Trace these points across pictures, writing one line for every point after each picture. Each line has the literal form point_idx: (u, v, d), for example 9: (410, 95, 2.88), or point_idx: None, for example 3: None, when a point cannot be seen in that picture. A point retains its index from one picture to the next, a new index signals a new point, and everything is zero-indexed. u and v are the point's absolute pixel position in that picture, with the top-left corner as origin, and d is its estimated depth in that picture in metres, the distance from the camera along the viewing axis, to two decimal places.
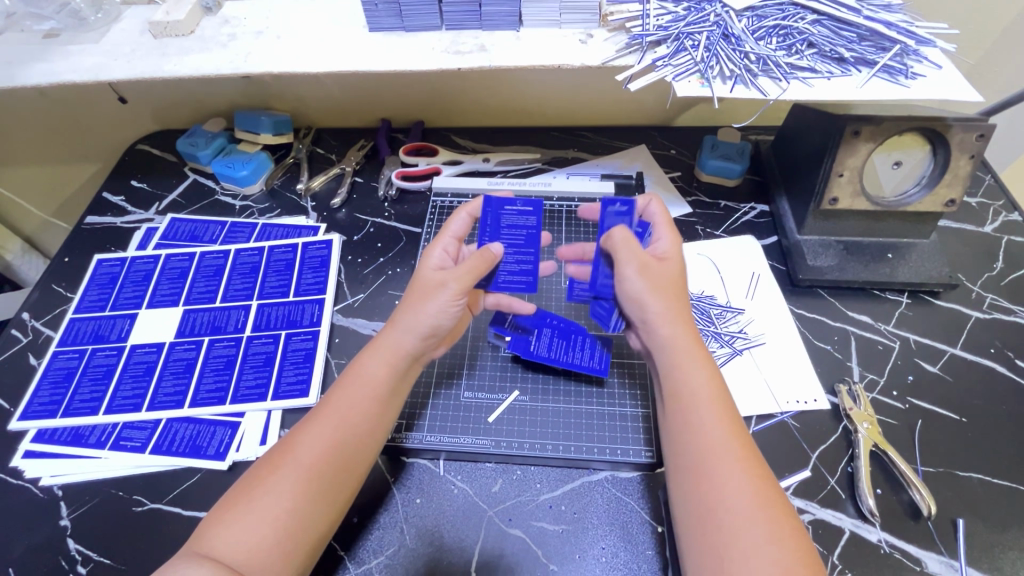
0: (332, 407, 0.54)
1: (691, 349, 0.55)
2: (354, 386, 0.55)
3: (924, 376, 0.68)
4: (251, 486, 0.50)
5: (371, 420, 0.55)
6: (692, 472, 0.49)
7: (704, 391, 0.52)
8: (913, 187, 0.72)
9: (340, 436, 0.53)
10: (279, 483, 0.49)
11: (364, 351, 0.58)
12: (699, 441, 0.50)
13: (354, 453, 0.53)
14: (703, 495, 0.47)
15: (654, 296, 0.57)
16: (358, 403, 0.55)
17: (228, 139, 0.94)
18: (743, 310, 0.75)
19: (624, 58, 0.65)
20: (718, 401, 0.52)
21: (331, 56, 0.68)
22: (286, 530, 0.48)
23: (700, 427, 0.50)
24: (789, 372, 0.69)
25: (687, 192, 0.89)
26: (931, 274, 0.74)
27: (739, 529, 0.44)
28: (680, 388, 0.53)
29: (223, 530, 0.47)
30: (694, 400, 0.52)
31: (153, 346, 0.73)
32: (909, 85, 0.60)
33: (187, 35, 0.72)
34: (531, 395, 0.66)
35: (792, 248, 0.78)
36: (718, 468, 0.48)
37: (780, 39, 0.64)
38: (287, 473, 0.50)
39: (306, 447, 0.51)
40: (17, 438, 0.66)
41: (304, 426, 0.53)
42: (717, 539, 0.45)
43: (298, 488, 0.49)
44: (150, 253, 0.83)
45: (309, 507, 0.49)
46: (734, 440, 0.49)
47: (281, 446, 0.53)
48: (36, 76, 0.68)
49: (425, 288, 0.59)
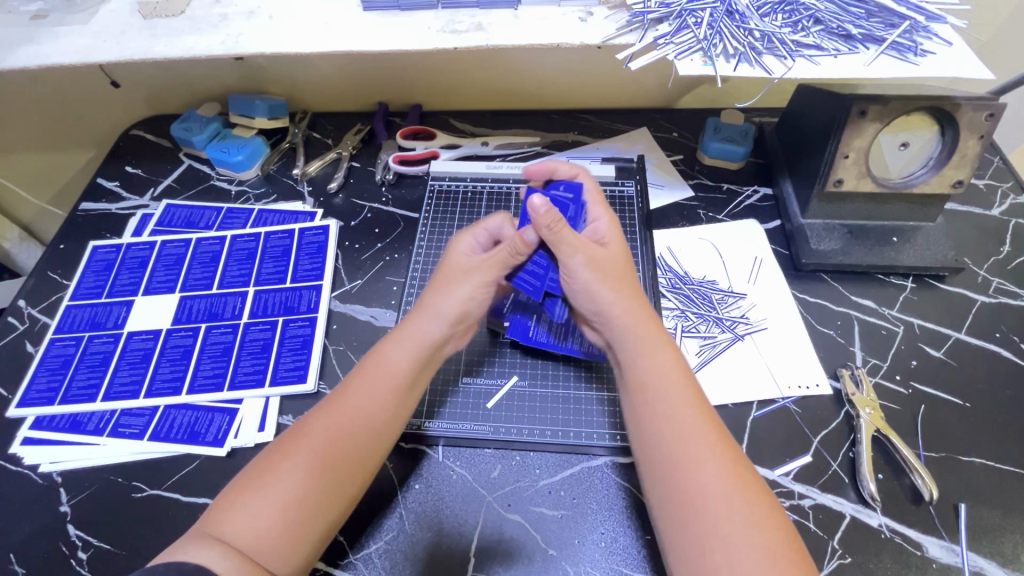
0: (350, 394, 0.54)
1: (651, 335, 0.55)
2: (374, 373, 0.55)
3: (928, 360, 0.67)
4: (261, 472, 0.49)
5: (387, 409, 0.54)
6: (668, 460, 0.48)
7: (670, 375, 0.52)
8: (920, 168, 0.71)
9: (351, 426, 0.52)
10: (293, 470, 0.49)
11: (388, 337, 0.58)
12: (675, 428, 0.49)
13: (370, 442, 0.53)
14: (676, 482, 0.46)
15: (602, 284, 0.56)
16: (377, 392, 0.54)
17: (223, 123, 0.92)
18: (745, 295, 0.74)
19: (625, 36, 0.63)
20: (683, 386, 0.51)
21: (325, 36, 0.66)
22: (296, 519, 0.47)
23: (670, 412, 0.50)
24: (791, 358, 0.68)
25: (689, 175, 0.87)
26: (937, 257, 0.73)
27: (718, 513, 0.44)
28: (647, 376, 0.52)
29: (234, 514, 0.47)
30: (662, 387, 0.51)
31: (150, 333, 0.72)
32: (918, 62, 0.58)
33: (177, 16, 0.70)
34: (531, 380, 0.66)
35: (796, 232, 0.77)
36: (689, 453, 0.47)
37: (786, 15, 0.62)
38: (299, 459, 0.49)
39: (320, 435, 0.51)
40: (15, 425, 0.66)
41: (320, 414, 0.53)
42: (698, 527, 0.44)
43: (312, 476, 0.49)
44: (146, 240, 0.82)
45: (322, 495, 0.49)
46: (705, 424, 0.49)
47: (294, 430, 0.52)
48: (23, 58, 0.67)
49: (459, 274, 0.60)
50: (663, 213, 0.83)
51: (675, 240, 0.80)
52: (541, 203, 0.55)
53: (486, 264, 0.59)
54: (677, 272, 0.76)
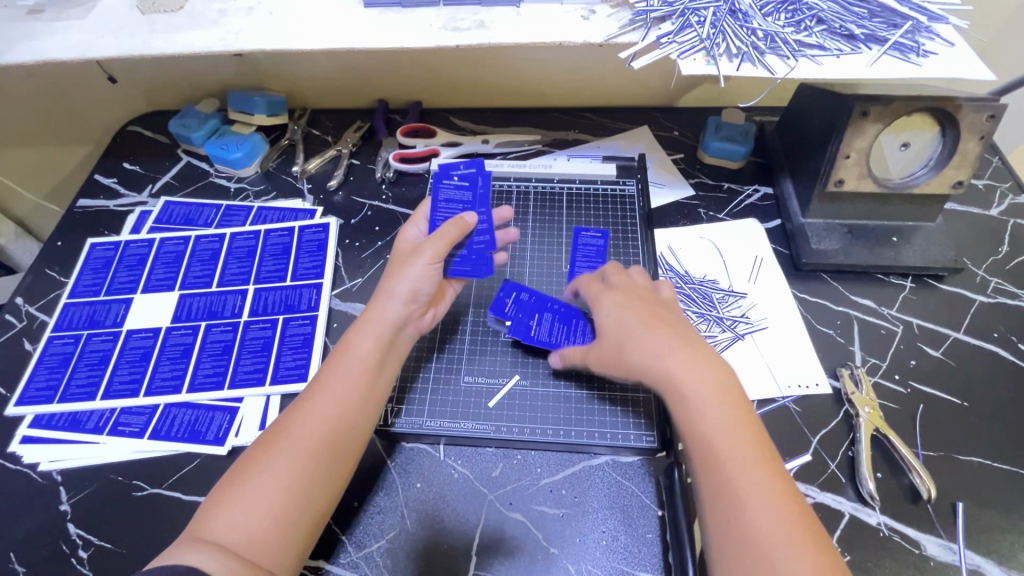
0: (324, 388, 0.54)
1: (705, 369, 0.52)
2: (338, 360, 0.56)
3: (926, 359, 0.68)
4: (249, 468, 0.50)
5: (359, 395, 0.54)
6: (725, 507, 0.47)
7: (719, 417, 0.50)
8: (921, 168, 0.71)
9: (324, 412, 0.52)
10: (277, 464, 0.49)
11: (353, 327, 0.58)
12: (728, 475, 0.48)
13: (346, 426, 0.53)
14: (740, 535, 0.45)
15: (643, 333, 0.55)
16: (347, 383, 0.54)
17: (222, 119, 0.92)
18: (745, 294, 0.74)
19: (628, 34, 0.63)
20: (738, 428, 0.50)
21: (326, 33, 0.66)
22: (282, 513, 0.48)
23: (728, 458, 0.48)
24: (792, 357, 0.68)
25: (690, 174, 0.87)
26: (936, 257, 0.73)
27: (783, 561, 0.43)
28: (698, 419, 0.50)
29: (224, 512, 0.47)
30: (714, 430, 0.50)
31: (150, 331, 0.72)
32: (921, 63, 0.58)
33: (176, 11, 0.70)
34: (532, 379, 0.65)
35: (796, 231, 0.77)
36: (751, 500, 0.46)
37: (789, 15, 0.62)
38: (282, 456, 0.50)
39: (299, 424, 0.51)
40: (14, 424, 0.65)
41: (297, 407, 0.53)
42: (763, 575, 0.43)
43: (296, 467, 0.49)
44: (145, 237, 0.81)
45: (307, 487, 0.49)
46: (760, 464, 0.48)
47: (275, 428, 0.53)
48: (20, 53, 0.66)
49: (409, 254, 0.60)
50: (663, 212, 0.83)
51: (676, 239, 0.80)
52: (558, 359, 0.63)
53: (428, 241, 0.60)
54: (678, 271, 0.76)
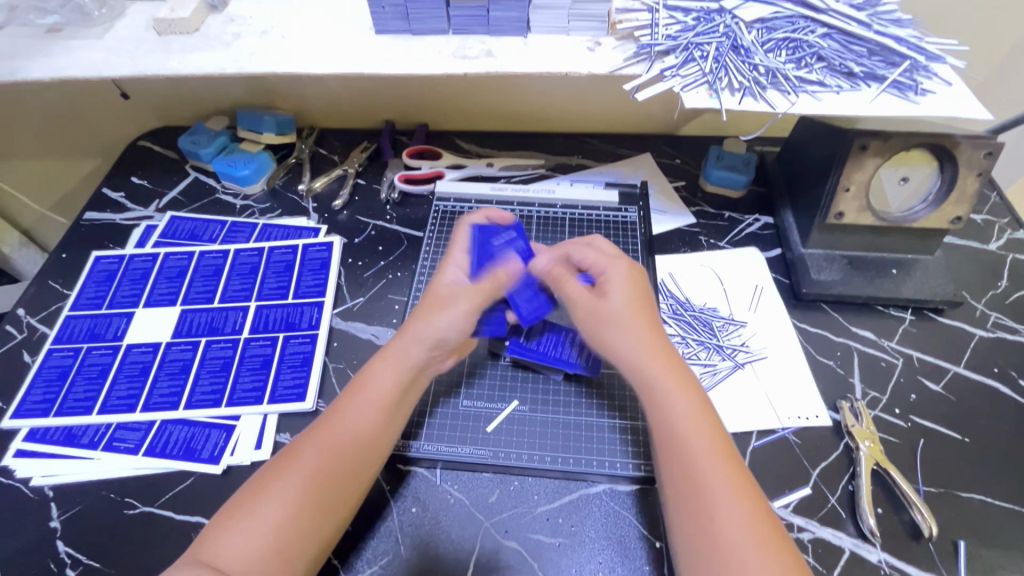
0: (344, 414, 0.54)
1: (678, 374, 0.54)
2: (358, 393, 0.56)
3: (927, 394, 0.68)
4: (255, 493, 0.49)
5: (373, 424, 0.54)
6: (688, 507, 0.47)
7: (691, 418, 0.51)
8: (919, 204, 0.72)
9: (342, 446, 0.52)
10: (285, 488, 0.49)
11: (372, 362, 0.58)
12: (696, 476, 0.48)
13: (360, 459, 0.53)
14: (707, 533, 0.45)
15: (626, 319, 0.57)
16: (367, 411, 0.54)
17: (230, 137, 0.93)
18: (746, 323, 0.74)
19: (633, 66, 0.65)
20: (710, 433, 0.50)
21: (336, 58, 0.67)
22: (287, 537, 0.47)
23: (697, 455, 0.49)
24: (792, 388, 0.68)
25: (692, 202, 0.88)
26: (935, 291, 0.74)
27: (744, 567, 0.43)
28: (670, 419, 0.51)
29: (227, 538, 0.46)
30: (687, 429, 0.50)
31: (150, 346, 0.72)
32: (919, 102, 0.60)
33: (192, 33, 0.71)
34: (533, 405, 0.64)
35: (796, 261, 0.77)
36: (713, 481, 0.47)
37: (790, 52, 0.63)
38: (290, 481, 0.49)
39: (313, 450, 0.51)
40: (8, 437, 0.65)
41: (310, 437, 0.53)
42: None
43: (304, 492, 0.49)
44: (149, 251, 0.82)
45: (313, 515, 0.49)
46: (730, 463, 0.49)
47: (286, 452, 0.52)
48: (39, 71, 0.68)
49: (440, 302, 0.60)
50: (665, 238, 0.83)
51: (677, 266, 0.80)
52: (542, 265, 0.64)
53: (465, 293, 0.60)
54: (678, 298, 0.76)
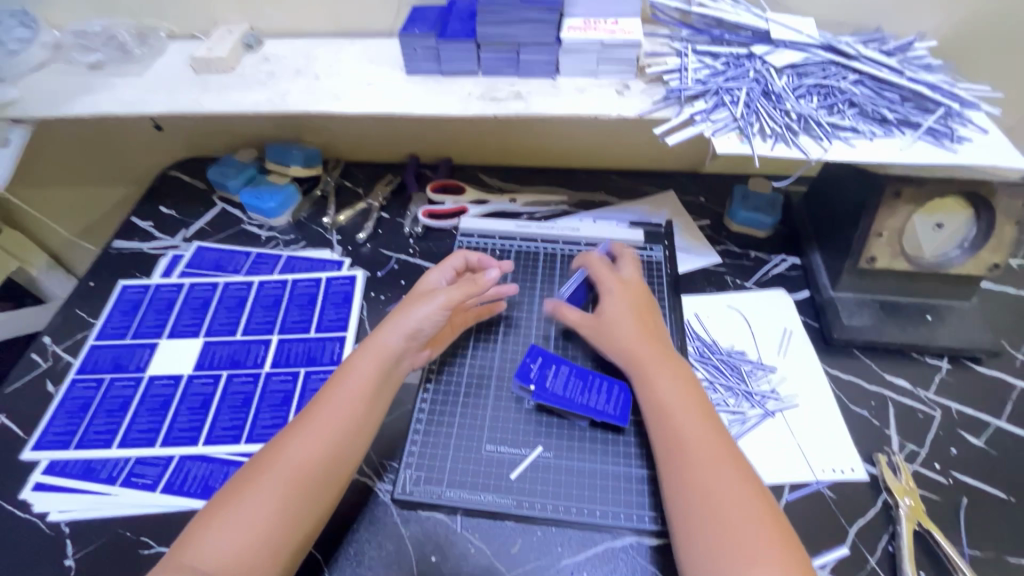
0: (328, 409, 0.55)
1: (693, 411, 0.56)
2: (338, 381, 0.58)
3: (968, 448, 0.65)
4: (234, 493, 0.51)
5: (355, 414, 0.56)
6: (679, 471, 0.52)
7: (677, 398, 0.57)
8: (954, 249, 0.70)
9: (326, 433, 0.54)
10: (260, 496, 0.50)
11: (353, 353, 0.60)
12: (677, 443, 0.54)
13: (337, 454, 0.53)
14: (696, 490, 0.50)
15: (623, 317, 0.65)
16: (348, 399, 0.56)
17: (258, 169, 0.95)
18: (775, 368, 0.72)
19: (662, 111, 0.65)
20: (693, 406, 0.56)
21: (368, 97, 0.69)
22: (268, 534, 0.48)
23: (677, 422, 0.55)
24: (825, 439, 0.66)
25: (716, 241, 0.87)
26: (972, 339, 0.71)
27: (732, 511, 0.48)
28: (658, 399, 0.58)
29: (213, 535, 0.48)
30: (671, 404, 0.57)
31: (172, 379, 0.72)
32: (957, 149, 0.60)
33: (227, 72, 0.73)
34: (557, 451, 0.62)
35: (826, 305, 0.76)
36: (696, 448, 0.53)
37: (822, 98, 0.63)
38: (271, 480, 0.51)
39: (298, 447, 0.53)
40: (27, 470, 0.64)
41: (290, 431, 0.54)
42: (716, 523, 0.48)
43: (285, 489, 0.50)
44: (175, 281, 0.83)
45: (297, 509, 0.50)
46: (709, 431, 0.54)
47: (268, 450, 0.54)
48: (80, 107, 0.70)
49: (421, 296, 0.64)
50: (690, 278, 0.82)
51: (702, 307, 0.79)
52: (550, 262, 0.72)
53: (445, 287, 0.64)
54: (704, 340, 0.75)
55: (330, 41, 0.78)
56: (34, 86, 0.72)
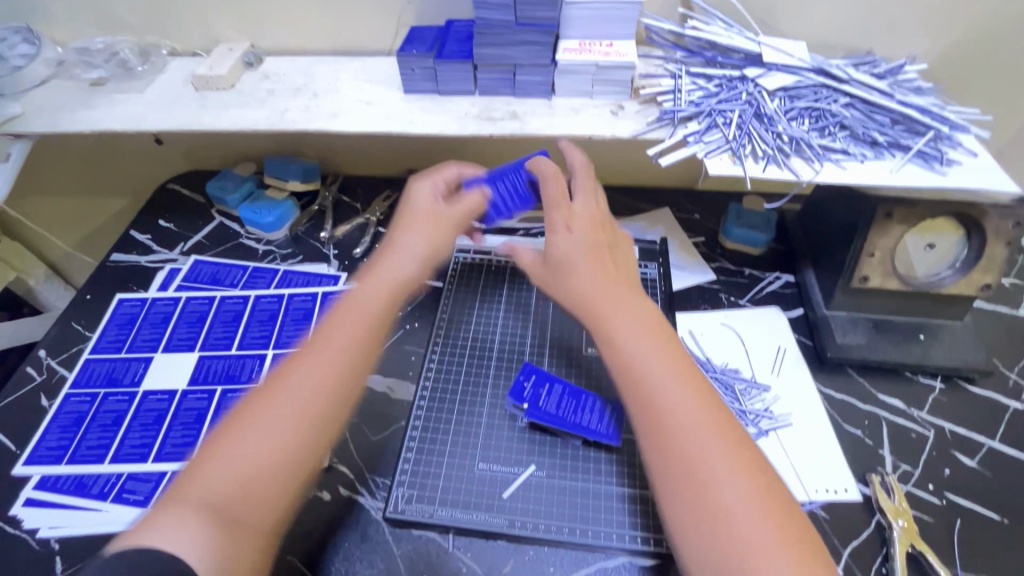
0: (322, 345, 0.53)
1: (665, 358, 0.50)
2: (357, 318, 0.56)
3: (961, 469, 0.65)
4: (225, 436, 0.48)
5: (354, 360, 0.53)
6: (652, 425, 0.47)
7: (645, 345, 0.51)
8: (946, 269, 0.70)
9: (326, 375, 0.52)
10: (249, 441, 0.47)
11: (351, 291, 0.59)
12: (650, 399, 0.48)
13: (334, 397, 0.51)
14: (676, 449, 0.46)
15: (582, 252, 0.57)
16: (346, 340, 0.54)
17: (257, 183, 0.95)
18: (768, 387, 0.72)
19: (656, 131, 0.66)
20: (660, 351, 0.51)
21: (367, 116, 0.69)
22: (260, 478, 0.46)
23: (647, 372, 0.49)
24: (819, 459, 0.66)
25: (711, 258, 0.88)
26: (965, 359, 0.72)
27: (720, 472, 0.44)
28: (624, 350, 0.51)
29: (195, 486, 0.45)
30: (635, 354, 0.51)
31: (165, 394, 0.72)
32: (946, 173, 0.61)
33: (227, 89, 0.74)
34: (550, 470, 0.62)
35: (819, 323, 0.76)
36: (670, 400, 0.48)
37: (813, 120, 0.64)
38: (264, 424, 0.48)
39: (293, 391, 0.50)
40: (19, 485, 0.64)
41: (289, 370, 0.52)
42: (698, 484, 0.44)
43: (285, 430, 0.49)
44: (171, 294, 0.83)
45: (292, 450, 0.48)
46: (685, 381, 0.49)
47: (260, 392, 0.51)
48: (80, 123, 0.71)
49: (426, 215, 0.65)
50: (685, 295, 0.83)
51: (696, 324, 0.79)
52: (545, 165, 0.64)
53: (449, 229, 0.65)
54: (698, 357, 0.75)
55: (330, 60, 0.79)
56: (36, 102, 0.73)
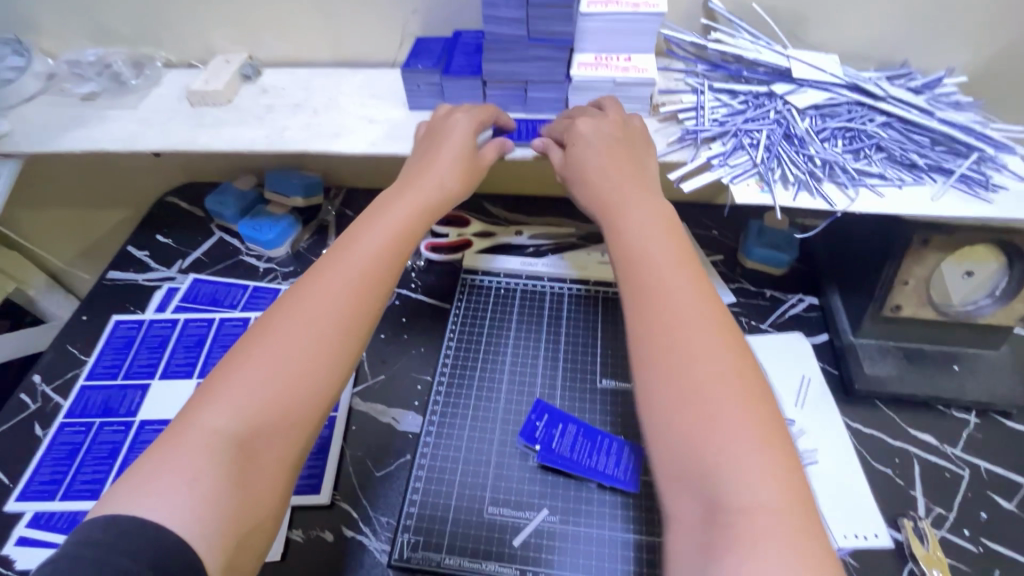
0: (323, 286, 0.50)
1: (698, 307, 0.47)
2: (358, 257, 0.53)
3: (999, 513, 0.61)
4: (223, 376, 0.45)
5: (348, 298, 0.50)
6: (671, 370, 0.44)
7: (678, 288, 0.48)
8: (985, 297, 0.66)
9: (321, 314, 0.48)
10: (243, 379, 0.44)
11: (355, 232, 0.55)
12: (670, 346, 0.45)
13: (330, 332, 0.48)
14: (691, 397, 0.42)
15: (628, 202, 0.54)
16: (345, 280, 0.51)
17: (257, 198, 0.92)
18: (793, 421, 0.68)
19: (677, 152, 0.62)
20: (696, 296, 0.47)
21: (371, 134, 0.66)
22: (250, 424, 0.43)
23: (675, 319, 0.46)
24: (847, 500, 0.62)
25: (731, 278, 0.84)
26: (1003, 392, 0.68)
27: (729, 425, 0.40)
28: (657, 294, 0.48)
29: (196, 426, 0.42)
30: (670, 298, 0.47)
31: (163, 424, 0.69)
32: (991, 200, 0.57)
33: (224, 104, 0.71)
34: (563, 515, 0.59)
35: (846, 351, 0.72)
36: (692, 345, 0.44)
37: (847, 142, 0.60)
38: (259, 366, 0.45)
39: (288, 326, 0.47)
40: (11, 522, 0.62)
41: (287, 310, 0.49)
42: (706, 439, 0.40)
43: (285, 369, 0.45)
44: (169, 316, 0.80)
45: (290, 394, 0.45)
46: (714, 330, 0.45)
47: (258, 328, 0.48)
48: (72, 142, 0.68)
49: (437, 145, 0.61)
50: None
51: None
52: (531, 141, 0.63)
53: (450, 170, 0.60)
54: None
55: (331, 72, 0.75)
56: (26, 119, 0.70)
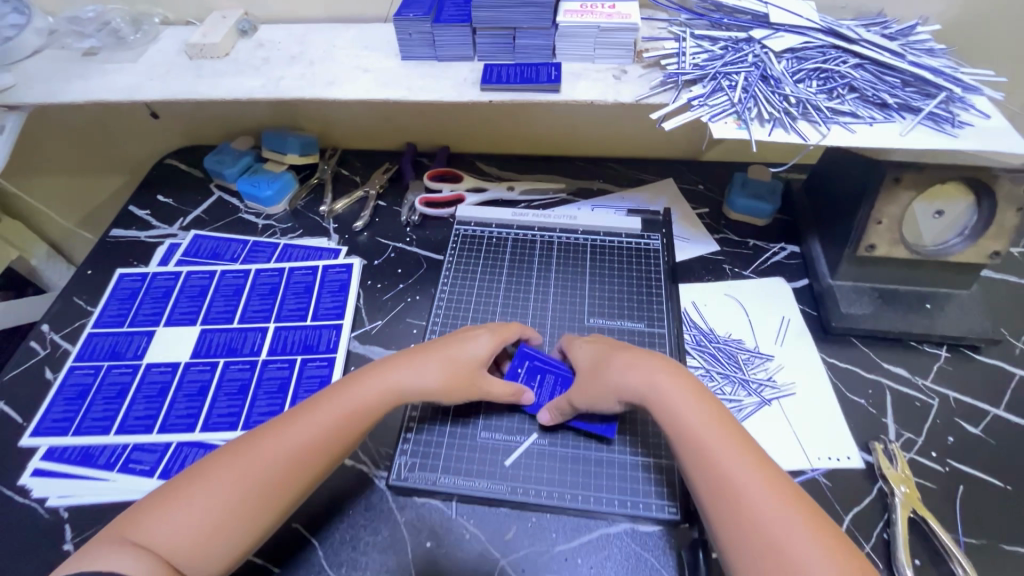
0: (294, 429, 0.54)
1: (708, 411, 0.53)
2: (342, 399, 0.57)
3: (965, 437, 0.65)
4: (201, 475, 0.51)
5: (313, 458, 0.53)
6: (702, 465, 0.50)
7: (689, 410, 0.53)
8: (955, 237, 0.69)
9: (281, 464, 0.52)
10: (216, 485, 0.50)
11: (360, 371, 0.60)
12: (701, 453, 0.50)
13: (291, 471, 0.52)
14: (724, 488, 0.48)
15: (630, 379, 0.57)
16: (318, 425, 0.54)
17: (255, 158, 0.94)
18: (772, 356, 0.71)
19: (659, 95, 0.64)
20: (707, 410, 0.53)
21: (364, 83, 0.68)
22: (212, 518, 0.48)
23: (690, 417, 0.53)
24: (822, 426, 0.65)
25: (715, 229, 0.87)
26: (973, 328, 0.71)
27: (764, 508, 0.46)
28: (673, 422, 0.53)
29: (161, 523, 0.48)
30: (676, 400, 0.54)
31: (168, 367, 0.72)
32: (956, 135, 0.59)
33: (222, 57, 0.73)
34: (552, 439, 0.62)
35: (824, 292, 0.75)
36: (717, 452, 0.50)
37: (821, 82, 0.62)
38: (227, 480, 0.50)
39: (258, 465, 0.51)
40: (26, 455, 0.65)
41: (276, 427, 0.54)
42: (749, 519, 0.46)
43: (232, 491, 0.50)
44: (172, 269, 0.83)
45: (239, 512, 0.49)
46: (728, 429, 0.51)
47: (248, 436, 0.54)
48: (74, 93, 0.70)
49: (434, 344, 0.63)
50: (688, 267, 0.82)
51: (700, 295, 0.78)
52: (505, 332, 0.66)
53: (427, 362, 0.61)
54: (702, 328, 0.74)
55: (325, 27, 0.77)
56: (29, 73, 0.72)
